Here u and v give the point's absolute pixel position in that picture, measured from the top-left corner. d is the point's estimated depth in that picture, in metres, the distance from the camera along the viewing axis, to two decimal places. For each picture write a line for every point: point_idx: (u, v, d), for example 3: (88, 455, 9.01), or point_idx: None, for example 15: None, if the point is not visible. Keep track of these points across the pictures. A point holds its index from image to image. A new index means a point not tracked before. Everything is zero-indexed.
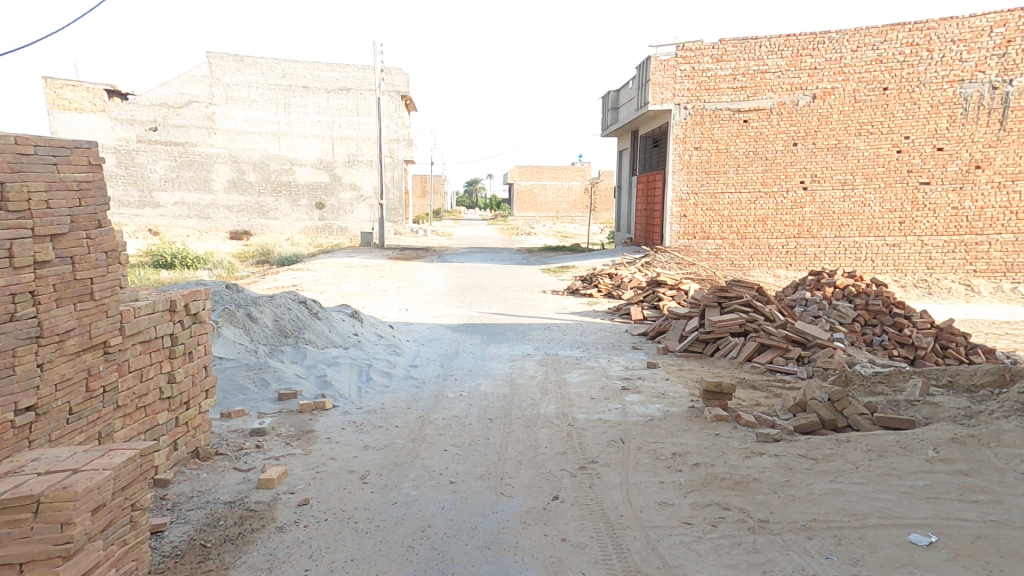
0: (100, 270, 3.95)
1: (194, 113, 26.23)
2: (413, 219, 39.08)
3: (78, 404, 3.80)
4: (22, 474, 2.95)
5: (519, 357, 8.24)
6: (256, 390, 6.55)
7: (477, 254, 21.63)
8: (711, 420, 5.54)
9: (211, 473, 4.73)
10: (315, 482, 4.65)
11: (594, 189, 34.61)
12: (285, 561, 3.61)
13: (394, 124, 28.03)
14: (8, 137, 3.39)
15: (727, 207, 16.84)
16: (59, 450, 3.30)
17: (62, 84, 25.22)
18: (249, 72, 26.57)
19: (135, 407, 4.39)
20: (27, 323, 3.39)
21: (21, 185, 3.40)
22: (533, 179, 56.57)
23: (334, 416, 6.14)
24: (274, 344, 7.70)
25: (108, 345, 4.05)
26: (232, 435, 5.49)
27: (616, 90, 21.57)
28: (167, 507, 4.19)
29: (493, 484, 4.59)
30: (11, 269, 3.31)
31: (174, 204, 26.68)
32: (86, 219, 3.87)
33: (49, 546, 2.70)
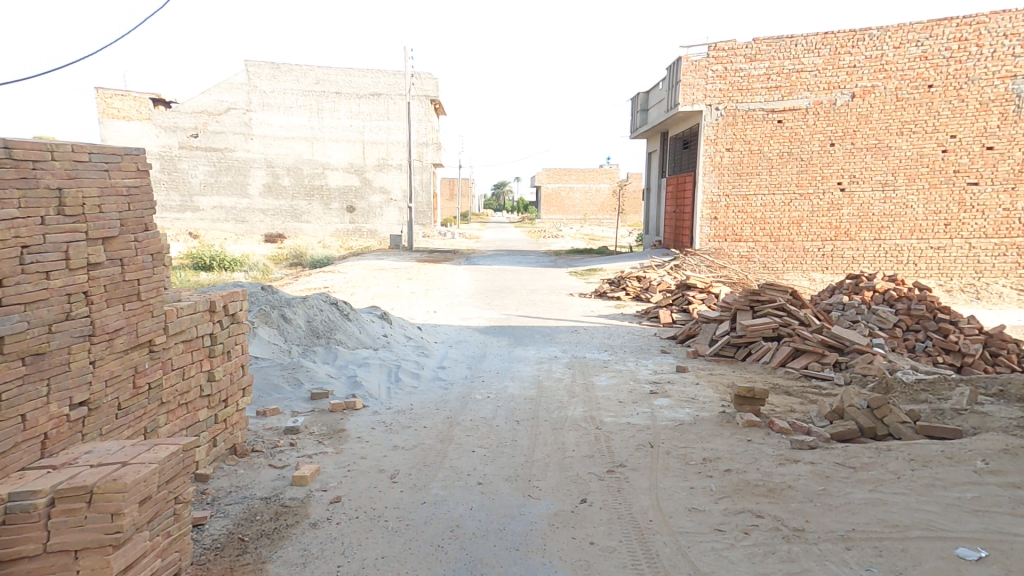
0: (147, 272, 4.12)
1: (232, 119, 27.03)
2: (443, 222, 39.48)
3: (126, 400, 3.97)
4: (76, 466, 3.11)
5: (546, 360, 8.23)
6: (290, 390, 6.72)
7: (505, 257, 21.68)
8: (743, 425, 5.44)
9: (248, 469, 4.87)
10: (346, 480, 4.74)
11: (622, 192, 34.42)
12: (318, 558, 3.69)
13: (424, 128, 28.35)
14: (66, 146, 3.58)
15: (760, 209, 16.50)
16: (110, 444, 3.46)
17: (111, 94, 26.19)
18: (285, 79, 27.22)
19: (178, 404, 4.56)
20: (81, 321, 3.56)
21: (77, 191, 3.58)
22: (562, 182, 56.40)
23: (364, 416, 6.25)
24: (307, 345, 7.88)
25: (153, 344, 4.22)
26: (268, 433, 5.65)
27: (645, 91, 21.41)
28: (207, 501, 4.33)
29: (521, 486, 4.60)
30: (68, 271, 3.49)
31: (213, 208, 27.55)
32: (134, 223, 4.04)
33: (101, 535, 2.83)
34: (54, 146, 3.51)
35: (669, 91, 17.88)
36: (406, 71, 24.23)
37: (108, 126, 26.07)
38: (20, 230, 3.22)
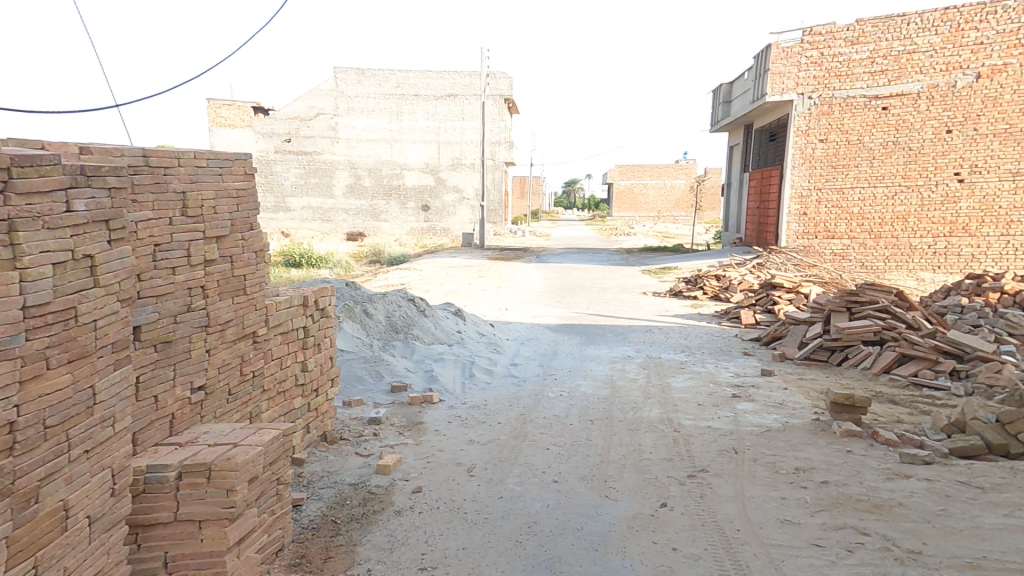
0: (252, 268, 4.43)
1: (321, 124, 28.60)
2: (514, 220, 39.82)
3: (235, 386, 4.30)
4: (197, 445, 3.43)
5: (620, 359, 8.08)
6: (372, 382, 7.01)
7: (576, 255, 21.52)
8: (841, 435, 5.08)
9: (337, 456, 5.13)
10: (426, 471, 4.87)
11: (699, 187, 33.20)
12: (402, 544, 3.81)
13: (496, 127, 28.65)
14: (188, 153, 3.92)
15: (858, 203, 15.36)
16: (223, 426, 3.77)
17: (220, 103, 28.66)
18: (368, 84, 28.35)
19: (277, 391, 4.88)
20: (200, 313, 3.90)
21: (197, 194, 3.91)
22: (635, 179, 55.27)
23: (441, 409, 6.40)
24: (387, 339, 8.19)
25: (257, 335, 4.54)
26: (353, 422, 5.92)
27: (729, 82, 20.55)
28: (302, 483, 4.60)
29: (598, 486, 4.53)
30: (189, 267, 3.83)
31: (302, 208, 29.34)
32: (242, 222, 4.35)
33: (219, 508, 3.15)
34: (179, 153, 3.85)
35: (755, 81, 17.03)
36: (481, 71, 24.56)
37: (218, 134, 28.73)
38: (153, 230, 3.57)
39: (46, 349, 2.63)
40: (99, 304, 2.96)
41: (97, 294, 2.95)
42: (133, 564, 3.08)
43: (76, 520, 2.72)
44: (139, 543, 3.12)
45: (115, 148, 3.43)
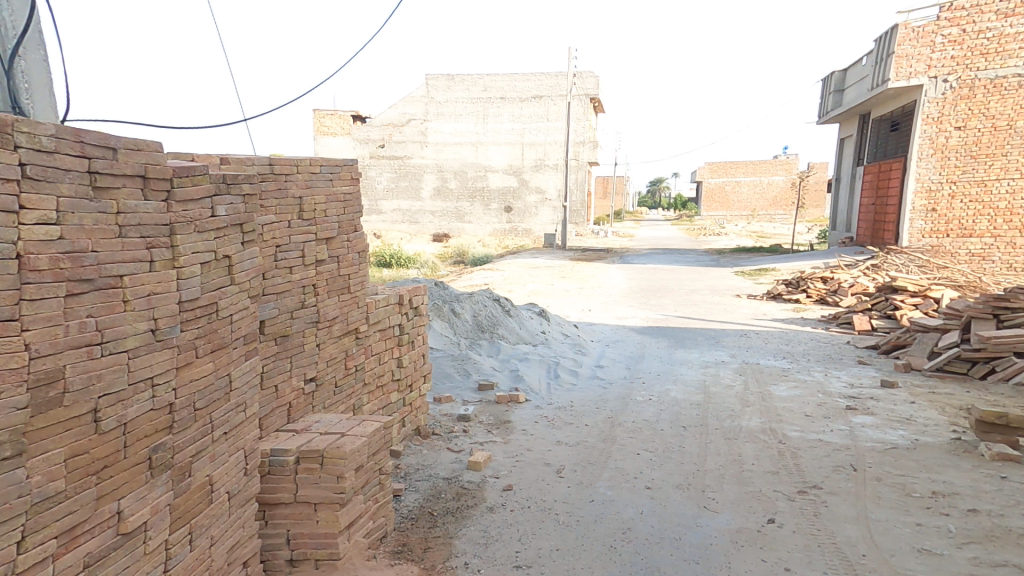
0: (355, 267, 4.69)
1: (412, 129, 29.85)
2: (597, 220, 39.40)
3: (340, 379, 4.58)
4: (310, 432, 3.70)
5: (712, 364, 7.72)
6: (460, 379, 7.19)
7: (662, 256, 20.90)
8: (992, 459, 4.53)
9: (430, 450, 5.31)
10: (516, 470, 4.91)
11: (803, 184, 31.07)
12: (497, 540, 3.87)
13: (581, 127, 28.42)
14: (305, 160, 4.21)
15: (1007, 197, 13.77)
16: (332, 416, 4.03)
17: (324, 114, 30.70)
18: (458, 89, 29.15)
19: (376, 385, 5.13)
20: (311, 310, 4.19)
21: (312, 199, 4.21)
22: (727, 176, 52.81)
23: (527, 409, 6.43)
24: (473, 338, 8.37)
25: (359, 331, 4.80)
26: (444, 418, 6.10)
27: (843, 70, 19.09)
28: (400, 474, 4.80)
29: (695, 496, 4.35)
30: (303, 266, 4.13)
31: (392, 210, 30.77)
32: (348, 225, 4.62)
33: (332, 492, 3.39)
34: (297, 160, 4.15)
35: (876, 66, 15.70)
36: (568, 71, 24.46)
37: (321, 142, 30.83)
38: (275, 232, 3.87)
39: (195, 339, 2.95)
40: (233, 300, 3.30)
41: (233, 291, 3.30)
42: (263, 538, 3.39)
43: (219, 495, 3.03)
44: (266, 519, 3.43)
45: (247, 157, 3.75)
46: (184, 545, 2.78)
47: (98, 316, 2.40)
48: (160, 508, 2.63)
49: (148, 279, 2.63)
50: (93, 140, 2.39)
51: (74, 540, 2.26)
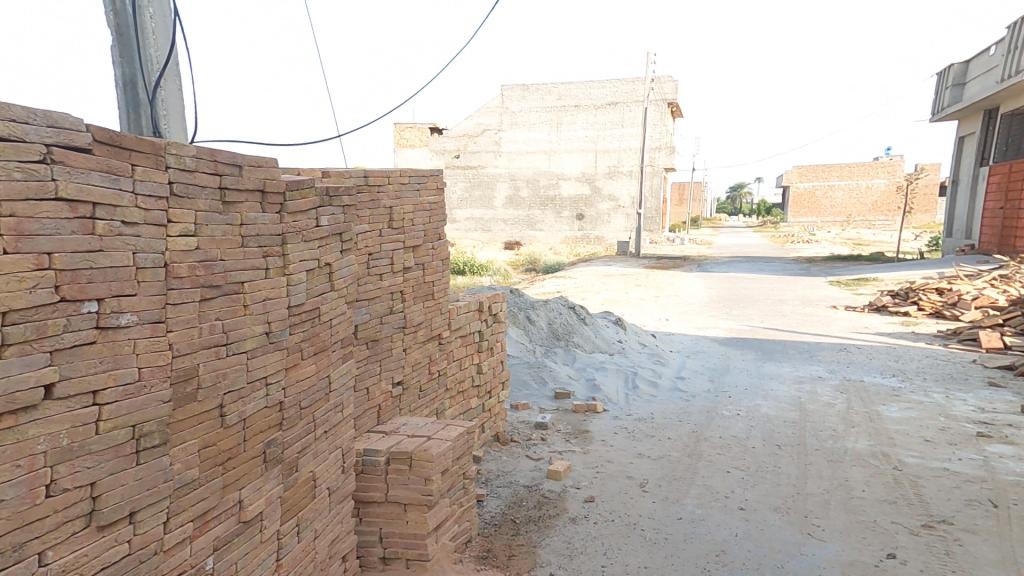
0: (438, 274, 4.82)
1: (486, 139, 30.48)
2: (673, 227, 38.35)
3: (424, 383, 4.70)
4: (398, 434, 3.82)
5: (807, 380, 7.26)
6: (536, 387, 7.20)
7: (744, 264, 20.01)
8: None
9: (510, 457, 5.34)
10: (597, 481, 4.83)
11: (913, 188, 28.60)
12: (582, 553, 3.81)
13: (658, 132, 27.76)
14: (396, 170, 4.38)
15: None
16: (418, 419, 4.15)
17: (404, 127, 31.77)
18: (532, 98, 29.45)
19: (457, 390, 5.23)
20: (398, 316, 4.35)
21: (401, 209, 4.38)
22: (818, 180, 49.71)
23: (606, 419, 6.33)
24: (548, 346, 8.37)
25: (441, 337, 4.92)
26: (521, 426, 6.12)
27: (966, 62, 17.48)
28: (482, 480, 4.86)
29: (796, 521, 4.08)
30: (392, 273, 4.29)
31: (466, 219, 31.55)
32: (433, 233, 4.76)
33: (420, 494, 3.49)
34: (389, 171, 4.33)
35: (1007, 57, 14.23)
36: (647, 77, 23.95)
37: (401, 154, 32.05)
38: (368, 240, 4.06)
39: (300, 342, 3.14)
40: (333, 306, 3.49)
41: (333, 297, 3.49)
42: (358, 534, 3.54)
43: (321, 491, 3.20)
44: (361, 517, 3.58)
45: (345, 169, 3.94)
46: (293, 536, 2.96)
47: (224, 319, 2.61)
48: (272, 500, 2.82)
49: (263, 285, 2.83)
50: (224, 158, 2.61)
51: (205, 524, 2.47)
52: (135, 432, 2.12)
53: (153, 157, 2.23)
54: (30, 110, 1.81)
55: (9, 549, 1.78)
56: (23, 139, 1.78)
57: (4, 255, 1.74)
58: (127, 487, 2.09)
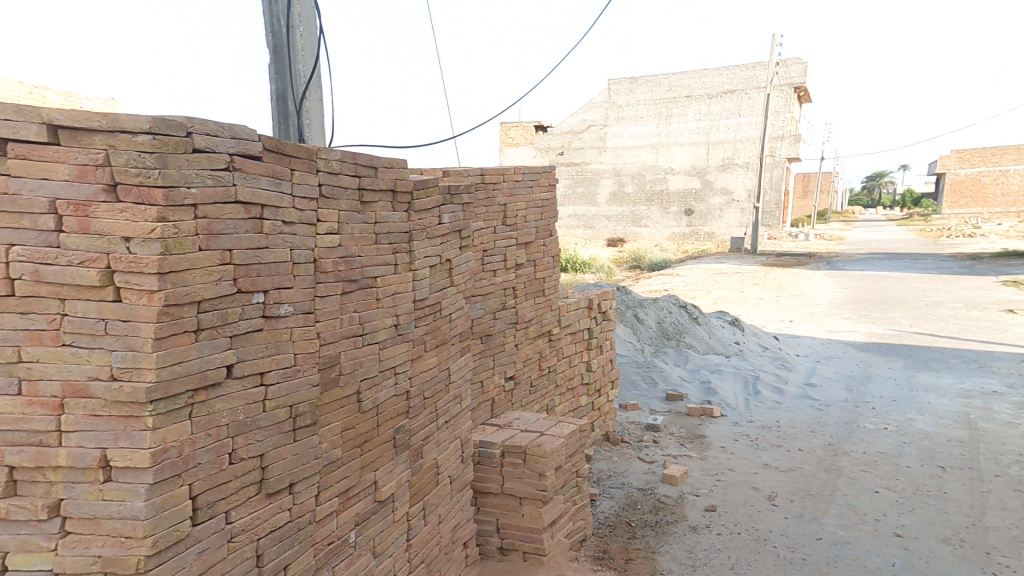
0: (549, 271, 4.82)
1: (592, 135, 30.12)
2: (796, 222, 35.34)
3: (534, 379, 4.73)
4: (512, 428, 3.88)
5: (976, 395, 6.32)
6: (646, 388, 6.97)
7: (885, 262, 17.86)
8: None
9: (621, 457, 5.21)
10: (718, 490, 4.57)
11: None
12: (705, 565, 3.62)
13: (782, 121, 25.52)
14: (511, 168, 4.43)
15: None
16: (529, 415, 4.18)
17: (510, 126, 31.96)
18: (641, 92, 28.71)
19: (566, 388, 5.20)
20: (510, 311, 4.41)
21: (514, 206, 4.43)
22: (981, 167, 43.04)
23: (724, 425, 5.97)
24: (658, 345, 8.08)
25: (551, 334, 4.92)
26: (631, 426, 5.95)
27: None
28: (593, 479, 4.79)
29: (968, 558, 3.57)
30: (505, 269, 4.36)
31: (569, 216, 31.48)
32: (544, 230, 4.77)
33: (535, 490, 3.51)
34: (505, 169, 4.39)
35: None
36: (771, 62, 22.01)
37: (506, 153, 32.05)
38: (483, 237, 4.15)
39: (424, 335, 3.28)
40: (453, 301, 3.61)
41: (452, 292, 3.61)
42: (477, 523, 3.64)
43: (443, 478, 3.33)
44: (478, 506, 3.68)
45: (464, 169, 4.03)
46: (420, 519, 3.12)
47: (360, 311, 2.79)
48: (402, 483, 2.98)
49: (393, 280, 2.99)
50: (363, 161, 2.79)
51: (348, 501, 2.67)
52: (292, 412, 2.33)
53: (307, 162, 2.44)
54: (220, 124, 2.04)
55: (205, 506, 2.04)
56: (212, 150, 2.00)
57: (197, 252, 1.97)
58: (287, 460, 2.32)
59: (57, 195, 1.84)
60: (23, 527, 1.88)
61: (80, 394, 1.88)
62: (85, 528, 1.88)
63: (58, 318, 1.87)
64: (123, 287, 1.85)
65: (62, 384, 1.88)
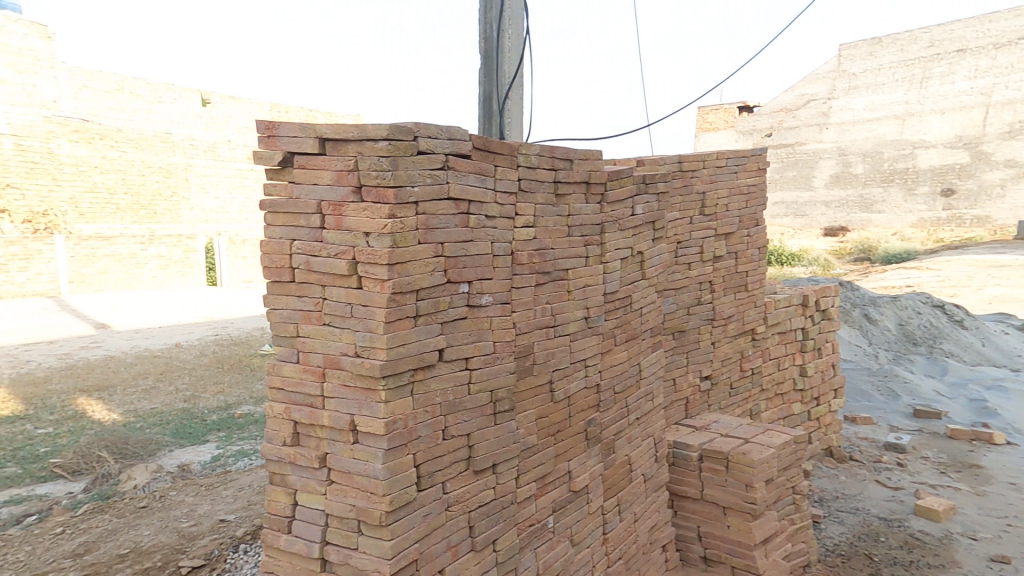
0: (754, 264, 4.36)
1: (810, 112, 20.08)
2: None
3: (735, 380, 4.33)
4: (710, 432, 3.61)
5: None
6: (882, 400, 5.87)
7: None
8: None
9: (851, 479, 4.49)
10: (1007, 537, 3.66)
11: None
12: None
13: None
14: (712, 154, 4.09)
15: None
16: (730, 419, 3.87)
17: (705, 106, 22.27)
18: (886, 53, 18.37)
19: (774, 392, 4.66)
20: (706, 306, 4.09)
21: (714, 193, 4.09)
22: None
23: (1013, 455, 4.73)
24: (899, 352, 6.86)
25: (755, 332, 4.45)
26: (863, 443, 5.09)
27: None
28: (815, 498, 4.22)
29: None
30: (701, 262, 4.06)
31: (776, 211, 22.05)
32: (749, 219, 4.33)
33: (742, 501, 3.23)
34: (705, 155, 4.07)
35: None
36: None
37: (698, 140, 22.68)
38: (678, 229, 3.92)
39: (614, 329, 3.22)
40: (644, 295, 3.49)
41: (643, 285, 3.48)
42: (675, 527, 3.48)
43: (637, 475, 3.26)
44: (676, 510, 3.51)
45: (660, 157, 3.81)
46: (615, 514, 3.10)
47: (553, 303, 2.85)
48: (595, 475, 3.00)
49: (583, 272, 3.00)
50: (559, 154, 2.84)
51: (545, 486, 2.77)
52: (493, 396, 2.50)
53: (509, 158, 2.58)
54: (440, 128, 2.27)
55: (426, 475, 2.29)
56: (431, 151, 2.23)
57: (417, 245, 2.21)
58: (491, 441, 2.50)
59: (323, 198, 2.23)
60: (305, 471, 2.34)
61: (335, 366, 2.25)
62: (344, 480, 2.25)
63: (320, 302, 2.26)
64: (364, 276, 2.15)
65: (324, 357, 2.27)
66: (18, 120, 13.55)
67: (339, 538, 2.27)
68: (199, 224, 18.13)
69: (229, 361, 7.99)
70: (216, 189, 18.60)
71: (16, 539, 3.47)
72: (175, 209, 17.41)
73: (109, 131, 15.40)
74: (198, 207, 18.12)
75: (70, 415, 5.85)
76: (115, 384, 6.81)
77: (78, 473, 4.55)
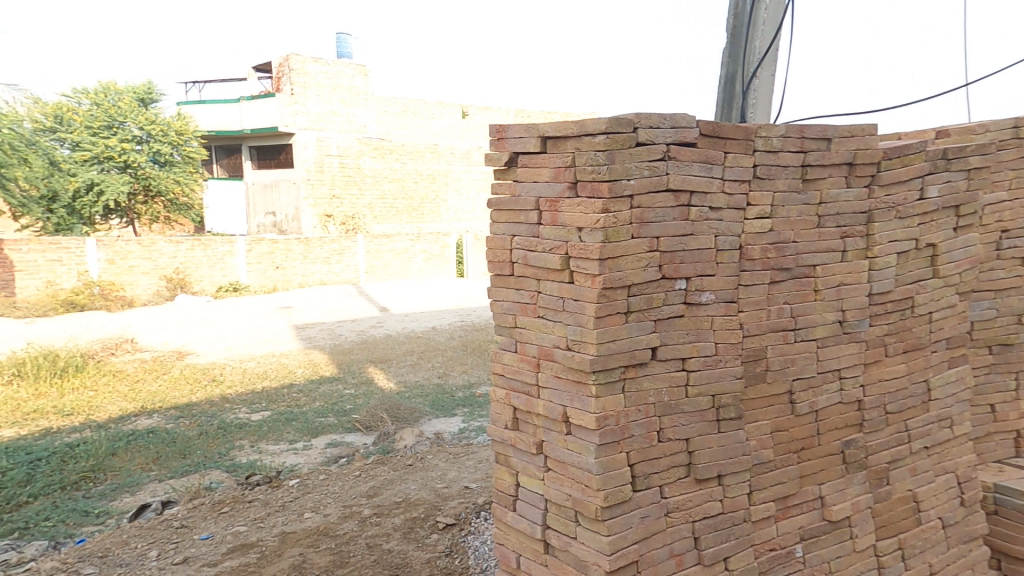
0: None
1: None
2: None
3: None
4: None
5: None
6: None
7: None
8: None
9: None
10: None
11: None
12: None
13: None
14: None
15: None
16: None
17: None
18: None
19: None
20: None
21: None
22: None
23: None
24: None
25: None
26: None
27: None
28: None
29: None
30: None
31: None
32: None
33: None
34: None
35: None
36: None
37: None
38: (998, 214, 3.02)
39: (885, 336, 2.70)
40: (934, 297, 2.83)
41: (935, 286, 2.83)
42: None
43: (932, 519, 2.80)
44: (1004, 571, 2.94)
45: (980, 123, 2.92)
46: (898, 560, 2.71)
47: (793, 303, 2.49)
48: (861, 509, 2.62)
49: (839, 269, 2.55)
50: (813, 132, 2.44)
51: (787, 509, 2.51)
52: (715, 402, 2.32)
53: (744, 141, 2.32)
54: (662, 115, 2.16)
55: (640, 476, 2.23)
56: (652, 141, 2.15)
57: (630, 239, 2.15)
58: (713, 450, 2.32)
59: (541, 195, 2.34)
60: (524, 455, 2.51)
61: (549, 357, 2.34)
62: (559, 468, 2.35)
63: (536, 294, 2.39)
64: (576, 271, 2.20)
65: (539, 349, 2.39)
66: (343, 144, 19.17)
67: (558, 524, 2.38)
68: (454, 222, 22.50)
69: (474, 344, 9.16)
70: (468, 192, 22.70)
71: (333, 474, 4.51)
72: (438, 209, 21.91)
73: (396, 147, 20.46)
74: (455, 208, 22.44)
75: (363, 380, 7.42)
76: (392, 358, 8.40)
77: (369, 428, 5.71)
